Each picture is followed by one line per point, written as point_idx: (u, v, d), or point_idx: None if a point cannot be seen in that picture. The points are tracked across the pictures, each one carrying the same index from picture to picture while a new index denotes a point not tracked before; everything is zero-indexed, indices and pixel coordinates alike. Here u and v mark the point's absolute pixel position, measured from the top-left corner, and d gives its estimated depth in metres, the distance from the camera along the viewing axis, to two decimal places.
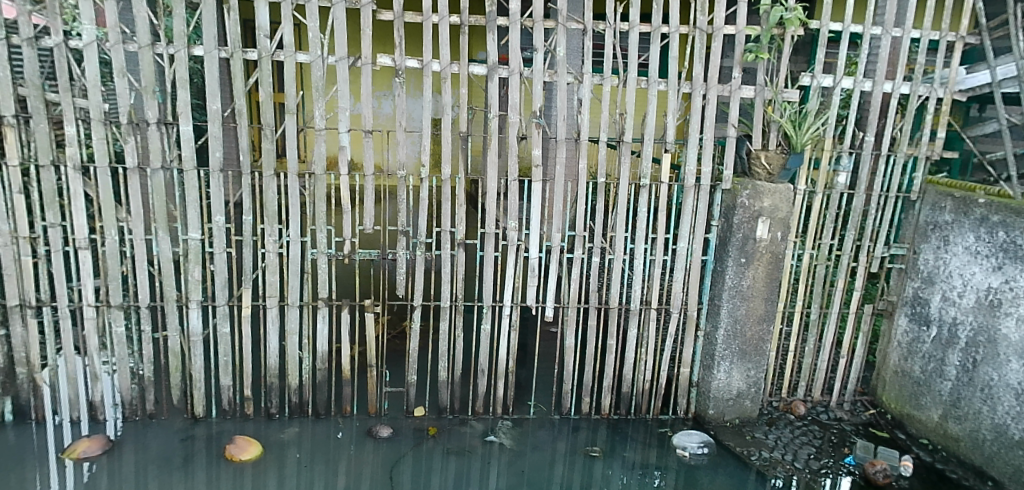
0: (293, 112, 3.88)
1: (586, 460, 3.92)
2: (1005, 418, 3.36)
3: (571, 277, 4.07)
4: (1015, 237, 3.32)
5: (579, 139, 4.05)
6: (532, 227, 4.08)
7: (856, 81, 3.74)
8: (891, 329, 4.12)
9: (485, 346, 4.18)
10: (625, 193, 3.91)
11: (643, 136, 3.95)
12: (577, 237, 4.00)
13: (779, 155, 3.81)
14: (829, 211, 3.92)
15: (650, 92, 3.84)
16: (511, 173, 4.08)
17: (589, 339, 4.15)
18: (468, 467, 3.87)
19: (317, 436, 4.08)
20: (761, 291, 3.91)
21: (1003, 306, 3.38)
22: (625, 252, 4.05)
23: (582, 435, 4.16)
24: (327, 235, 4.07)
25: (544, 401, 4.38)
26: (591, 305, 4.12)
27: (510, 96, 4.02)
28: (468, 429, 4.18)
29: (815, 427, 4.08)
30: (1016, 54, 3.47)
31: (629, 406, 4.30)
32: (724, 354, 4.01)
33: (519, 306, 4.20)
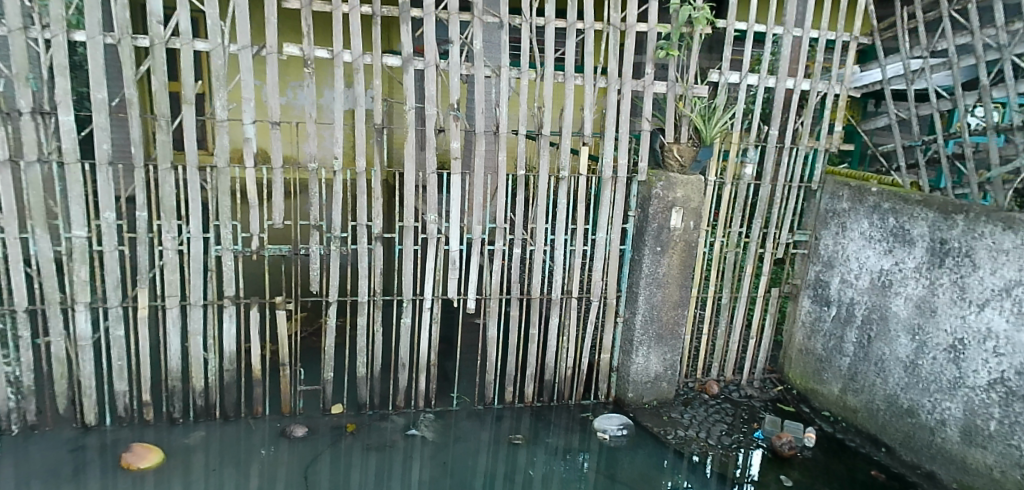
0: (191, 102, 3.63)
1: (510, 448, 3.93)
2: (896, 388, 3.64)
3: (492, 269, 4.05)
4: (903, 222, 3.61)
5: (499, 133, 4.02)
6: (452, 218, 4.01)
7: (760, 77, 3.89)
8: (796, 310, 4.39)
9: (405, 340, 4.09)
10: (544, 187, 3.94)
11: (561, 129, 3.96)
12: (498, 229, 3.98)
13: (690, 148, 3.92)
14: (738, 201, 4.10)
15: (567, 87, 3.87)
16: (429, 166, 3.99)
17: (511, 328, 4.14)
18: (389, 461, 3.78)
19: (225, 439, 3.86)
20: (676, 278, 4.05)
21: (893, 286, 3.67)
22: (546, 243, 4.07)
23: (505, 423, 4.16)
24: (232, 230, 3.84)
25: (467, 392, 4.36)
26: (513, 296, 4.12)
27: (427, 87, 3.94)
28: (388, 424, 4.08)
29: (727, 405, 4.29)
30: (903, 53, 3.75)
31: (552, 393, 4.35)
32: (641, 339, 4.12)
33: (440, 298, 4.13)
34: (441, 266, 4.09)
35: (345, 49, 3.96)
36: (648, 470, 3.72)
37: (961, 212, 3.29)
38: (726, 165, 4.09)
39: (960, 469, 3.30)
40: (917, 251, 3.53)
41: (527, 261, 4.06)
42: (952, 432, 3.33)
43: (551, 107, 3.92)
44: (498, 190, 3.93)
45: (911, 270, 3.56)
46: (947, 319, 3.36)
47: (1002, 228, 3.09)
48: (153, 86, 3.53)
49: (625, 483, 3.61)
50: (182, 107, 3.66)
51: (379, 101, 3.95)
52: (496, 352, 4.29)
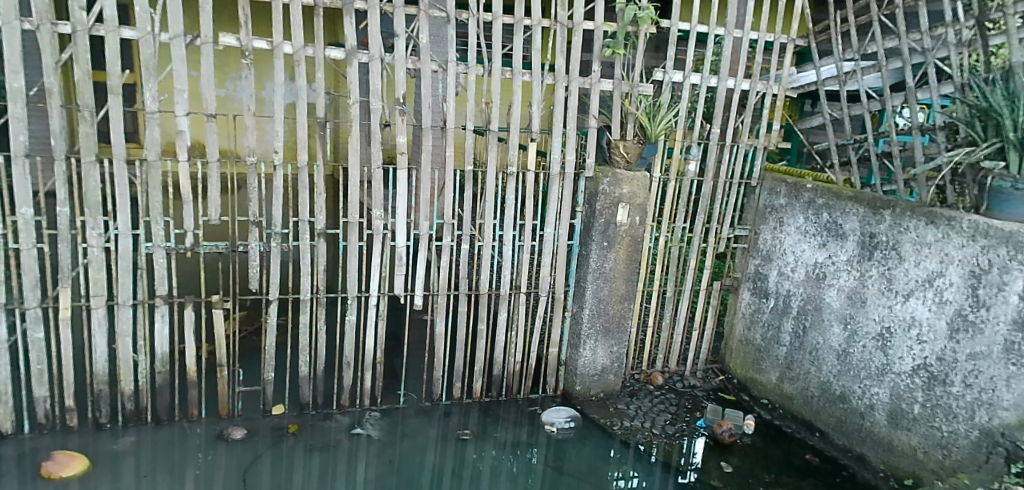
0: (117, 93, 3.46)
1: (457, 444, 3.92)
2: (829, 375, 3.82)
3: (440, 264, 4.02)
4: (835, 217, 3.79)
5: (446, 128, 3.98)
6: (399, 213, 3.97)
7: (702, 77, 4.01)
8: (737, 302, 4.55)
9: (350, 337, 4.02)
10: (492, 182, 3.94)
11: (508, 124, 3.97)
12: (446, 224, 3.96)
13: (636, 144, 4.00)
14: (682, 197, 4.20)
15: (515, 83, 3.88)
16: (374, 160, 3.92)
17: (459, 323, 4.13)
18: (333, 461, 3.71)
19: (158, 444, 3.71)
20: (622, 273, 4.13)
21: (826, 278, 3.85)
22: (494, 238, 4.07)
23: (453, 419, 4.14)
24: (164, 226, 3.68)
25: (414, 389, 4.32)
26: (461, 292, 4.10)
27: (372, 80, 3.87)
28: (333, 423, 4.00)
29: (671, 395, 4.40)
30: (836, 56, 3.91)
31: (500, 388, 4.36)
32: (589, 332, 4.19)
33: (387, 294, 4.08)
34: (387, 262, 4.04)
35: (286, 41, 3.86)
36: (593, 461, 3.78)
37: (888, 207, 3.48)
38: (670, 163, 4.19)
39: (887, 451, 3.50)
40: (848, 244, 3.72)
41: (476, 256, 4.05)
42: (880, 416, 3.52)
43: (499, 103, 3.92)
44: (445, 185, 3.90)
45: (843, 263, 3.75)
46: (876, 308, 3.56)
47: (925, 223, 3.29)
48: (74, 75, 3.35)
49: (571, 474, 3.66)
50: (107, 98, 3.49)
51: (322, 93, 3.86)
52: (444, 347, 4.28)
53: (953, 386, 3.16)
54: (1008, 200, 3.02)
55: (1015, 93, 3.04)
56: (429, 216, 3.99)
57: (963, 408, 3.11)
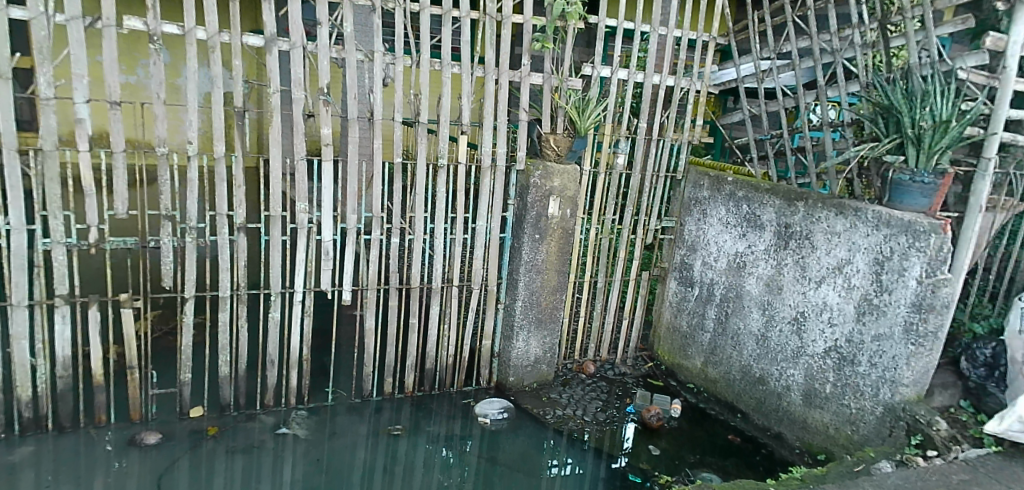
0: (6, 77, 3.17)
1: (389, 440, 3.85)
2: (749, 359, 4.04)
3: (369, 259, 3.90)
4: (754, 208, 4.00)
5: (373, 120, 3.84)
6: (326, 207, 3.81)
7: (629, 72, 4.09)
8: (664, 291, 4.73)
9: (274, 335, 3.88)
10: (423, 174, 3.86)
11: (438, 116, 3.88)
12: (375, 218, 3.85)
13: (565, 138, 4.04)
14: (612, 189, 4.30)
15: (444, 75, 3.81)
16: (297, 152, 3.75)
17: (390, 318, 4.05)
18: (257, 462, 3.58)
19: (61, 453, 3.47)
20: (553, 264, 4.19)
21: (746, 267, 4.06)
22: (426, 232, 4.01)
23: (384, 415, 4.08)
24: (63, 221, 3.42)
25: (343, 386, 4.22)
26: (392, 286, 4.01)
27: (293, 69, 3.69)
28: (256, 424, 3.86)
29: (602, 383, 4.52)
30: (754, 54, 4.10)
31: (433, 382, 4.32)
32: (521, 323, 4.23)
33: (314, 290, 3.95)
34: (314, 256, 3.90)
35: (199, 25, 3.63)
36: (526, 451, 3.82)
37: (801, 199, 3.70)
38: (599, 156, 4.26)
39: (801, 429, 3.74)
40: (766, 234, 3.93)
41: (407, 251, 3.97)
42: (795, 396, 3.76)
43: (428, 95, 3.82)
44: (373, 178, 3.79)
45: (762, 252, 3.96)
46: (791, 294, 3.78)
47: (835, 214, 3.53)
48: None
49: (505, 465, 3.69)
50: None
51: (240, 81, 3.62)
52: (375, 343, 4.20)
53: (860, 366, 3.41)
54: (907, 192, 3.26)
55: (913, 92, 3.29)
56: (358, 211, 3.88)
57: (869, 386, 3.37)
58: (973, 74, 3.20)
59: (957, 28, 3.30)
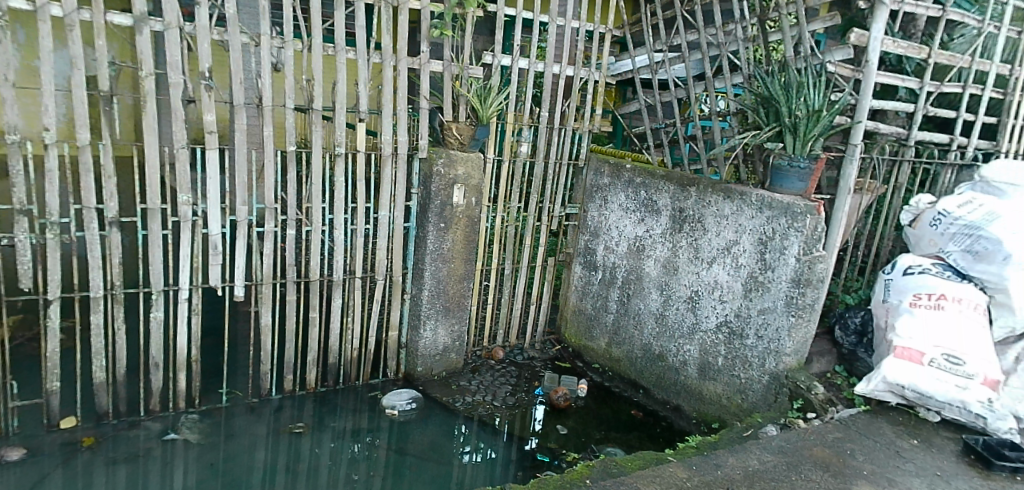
0: None
1: (291, 439, 3.63)
2: (649, 337, 4.26)
3: (263, 254, 3.63)
4: (651, 195, 4.21)
5: (262, 107, 3.46)
6: (212, 197, 3.46)
7: (530, 62, 4.11)
8: (570, 276, 4.88)
9: (158, 337, 3.55)
10: (318, 164, 3.64)
11: (334, 104, 3.61)
12: (268, 210, 3.57)
13: (468, 126, 3.97)
14: (517, 177, 4.33)
15: (339, 61, 3.53)
16: (177, 140, 3.36)
17: (288, 314, 3.82)
18: (142, 473, 3.28)
19: None
20: (459, 253, 4.17)
21: (645, 250, 4.27)
22: (324, 223, 3.78)
23: (285, 414, 3.85)
24: None
25: (238, 387, 3.94)
26: (289, 280, 3.76)
27: (167, 51, 3.24)
28: (140, 431, 3.54)
29: (512, 368, 4.59)
30: (648, 46, 4.35)
31: (336, 377, 4.14)
32: (429, 313, 4.19)
33: (201, 288, 3.61)
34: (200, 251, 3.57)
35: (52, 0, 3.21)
36: (436, 439, 3.75)
37: (694, 185, 3.94)
38: (503, 144, 4.27)
39: (697, 400, 3.99)
40: (662, 219, 4.15)
41: (304, 244, 3.74)
42: (691, 369, 4.01)
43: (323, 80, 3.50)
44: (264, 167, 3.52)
45: (659, 236, 4.18)
46: (686, 275, 4.02)
47: (723, 198, 3.77)
48: None
49: (414, 454, 3.59)
50: None
51: (105, 63, 3.22)
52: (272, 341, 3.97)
53: (748, 338, 3.68)
54: (786, 176, 3.57)
55: (789, 82, 3.54)
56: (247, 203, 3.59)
57: (756, 357, 3.65)
58: (840, 68, 3.50)
59: (826, 24, 3.56)
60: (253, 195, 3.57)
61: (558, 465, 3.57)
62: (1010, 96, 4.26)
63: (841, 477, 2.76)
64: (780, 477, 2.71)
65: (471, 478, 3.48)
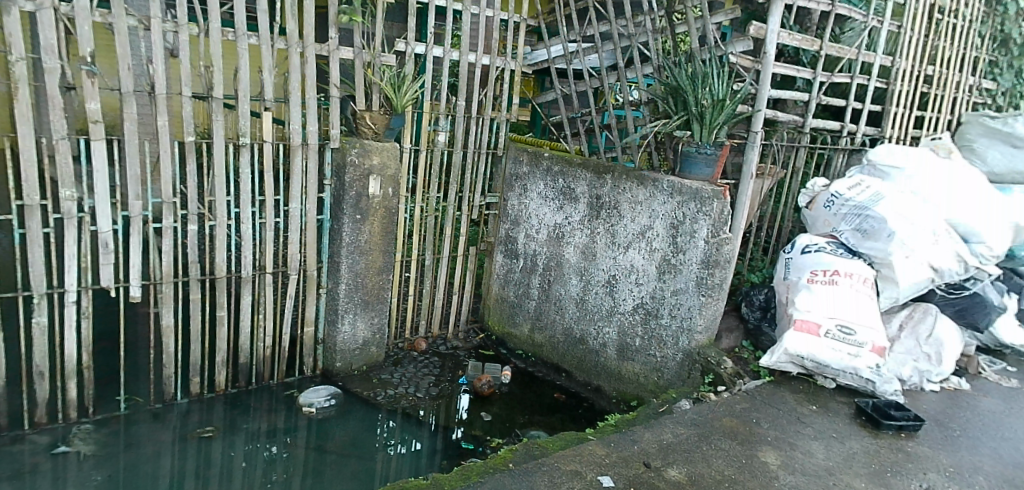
0: None
1: (200, 444, 3.46)
2: (571, 322, 4.36)
3: (162, 251, 3.43)
4: (569, 183, 4.28)
5: (154, 95, 3.26)
6: (100, 192, 3.23)
7: (444, 50, 4.09)
8: (491, 264, 4.91)
9: (43, 343, 3.29)
10: (221, 155, 3.48)
11: (236, 92, 3.47)
12: (166, 204, 3.37)
13: (382, 115, 3.90)
14: (434, 166, 4.30)
15: (240, 47, 3.37)
16: (57, 130, 3.11)
17: (192, 313, 3.63)
18: (30, 487, 3.01)
19: None
20: (377, 244, 4.11)
21: (565, 237, 4.35)
22: (229, 217, 3.62)
23: (193, 418, 3.67)
24: None
25: (138, 392, 3.70)
26: (193, 278, 3.57)
27: (41, 33, 2.98)
28: (25, 446, 3.24)
29: (434, 358, 4.57)
30: (562, 36, 4.42)
31: (249, 377, 3.99)
32: (347, 307, 4.10)
33: (92, 288, 3.38)
34: (89, 250, 3.33)
35: None
36: (357, 435, 3.68)
37: (609, 172, 4.03)
38: (419, 133, 4.22)
39: (617, 380, 4.11)
40: (580, 206, 4.23)
41: (208, 239, 3.57)
42: (611, 351, 4.13)
43: (222, 67, 3.34)
44: (160, 159, 3.33)
45: (577, 222, 4.26)
46: (604, 260, 4.12)
47: (637, 184, 3.88)
48: None
49: (335, 451, 3.52)
50: None
51: None
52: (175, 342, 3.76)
53: (662, 318, 3.82)
54: (694, 162, 3.71)
55: (695, 73, 3.67)
56: (141, 197, 3.38)
57: (670, 336, 3.79)
58: (741, 58, 3.67)
59: (727, 17, 3.72)
60: (148, 189, 3.37)
61: (482, 452, 3.59)
62: (892, 85, 4.59)
63: (747, 445, 2.91)
64: (691, 449, 2.83)
65: (395, 470, 3.45)
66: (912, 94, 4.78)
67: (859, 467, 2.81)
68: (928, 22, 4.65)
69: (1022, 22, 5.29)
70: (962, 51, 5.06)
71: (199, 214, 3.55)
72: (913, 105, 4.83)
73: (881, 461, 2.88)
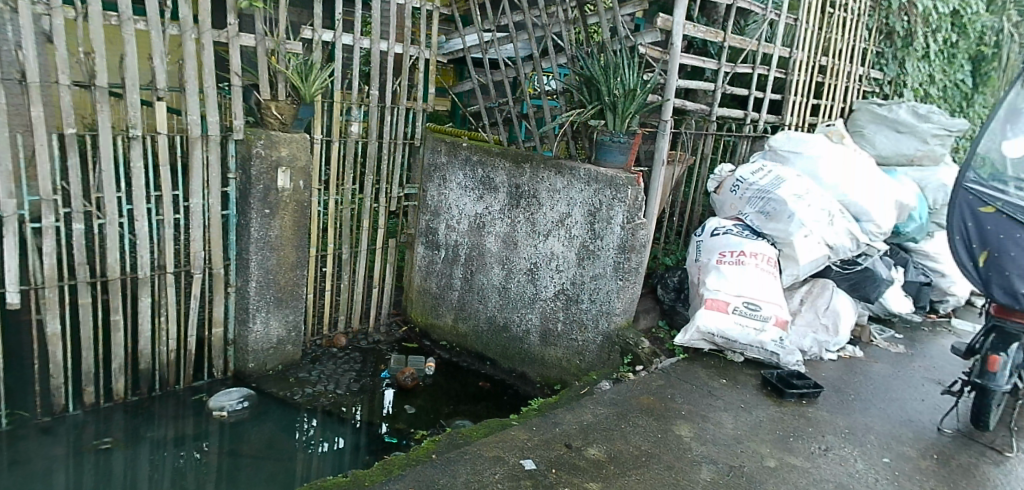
0: None
1: (97, 456, 3.25)
2: (494, 310, 4.36)
3: (45, 252, 3.19)
4: (488, 172, 4.27)
5: (27, 83, 3.00)
6: None
7: (354, 38, 3.98)
8: (413, 256, 4.85)
9: None
10: (108, 149, 3.25)
11: (123, 80, 3.25)
12: (45, 202, 3.12)
13: (289, 105, 3.78)
14: (348, 157, 4.19)
15: (125, 32, 3.15)
16: None
17: (84, 318, 3.40)
18: None
19: None
20: (289, 239, 3.97)
21: (486, 226, 4.35)
22: (122, 214, 3.40)
23: (89, 430, 3.43)
24: None
25: (23, 406, 3.43)
26: (82, 280, 3.33)
27: None
28: None
29: (355, 354, 4.48)
30: (477, 25, 4.39)
31: (151, 383, 3.76)
32: (258, 305, 3.94)
33: None
34: None
35: None
36: (273, 436, 3.55)
37: (527, 161, 4.05)
38: (331, 124, 4.10)
39: (540, 365, 4.16)
40: (500, 196, 4.24)
41: (97, 238, 3.34)
42: (534, 337, 4.17)
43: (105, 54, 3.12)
44: (36, 154, 3.07)
45: (498, 212, 4.27)
46: (525, 249, 4.15)
47: (554, 173, 3.92)
48: None
49: (249, 454, 3.38)
50: None
51: None
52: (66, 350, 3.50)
53: (583, 303, 3.89)
54: (609, 150, 3.80)
55: (607, 64, 3.74)
56: (16, 194, 3.12)
57: (590, 320, 3.87)
58: (650, 50, 3.77)
59: (635, 9, 3.79)
60: (24, 186, 3.11)
61: (406, 445, 3.55)
62: (790, 75, 4.84)
63: (663, 420, 3.01)
64: (609, 427, 2.90)
65: (316, 469, 3.35)
66: (808, 83, 5.06)
67: (764, 434, 2.96)
68: (821, 15, 4.92)
69: (904, 16, 5.69)
70: (853, 43, 5.40)
71: (84, 211, 3.31)
72: (809, 94, 5.12)
73: (784, 427, 3.05)
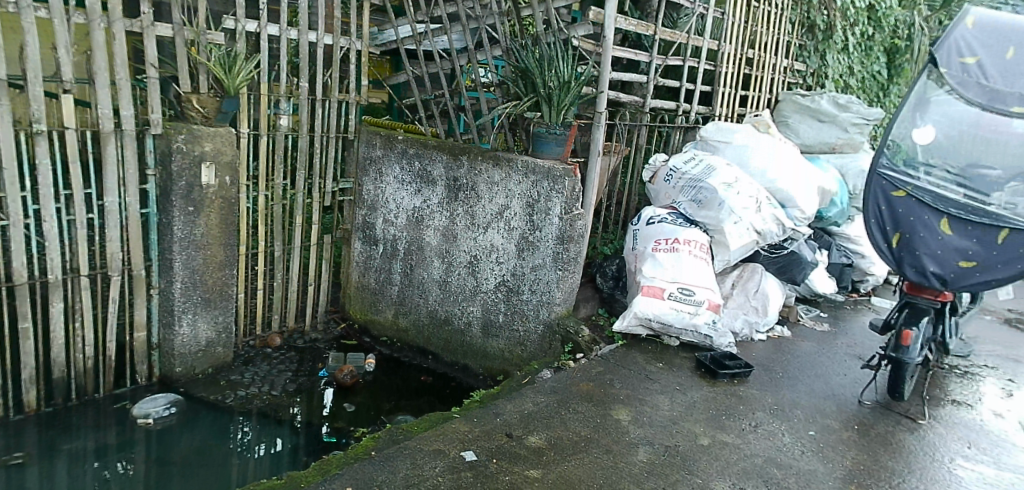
0: None
1: (8, 470, 3.04)
2: (435, 304, 4.33)
3: None
4: (425, 165, 4.23)
5: None
6: None
7: (280, 29, 3.85)
8: (350, 252, 4.76)
9: None
10: (9, 145, 3.05)
11: (24, 71, 3.04)
12: None
13: (212, 98, 3.62)
14: (277, 151, 4.06)
15: (24, 20, 2.95)
16: None
17: None
18: None
19: None
20: (216, 238, 3.83)
21: (424, 220, 4.30)
22: (27, 215, 3.19)
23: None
24: None
25: None
26: None
27: None
28: None
29: (291, 353, 4.36)
30: (409, 16, 4.32)
31: (67, 393, 3.57)
32: (184, 307, 3.78)
33: None
34: None
35: None
36: (203, 442, 3.42)
37: (464, 153, 4.03)
38: (258, 118, 3.97)
39: (482, 357, 4.16)
40: (437, 189, 4.20)
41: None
42: (475, 329, 4.16)
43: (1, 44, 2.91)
44: None
45: (436, 205, 4.23)
46: (464, 242, 4.13)
47: (491, 165, 3.92)
48: None
49: (179, 462, 3.25)
50: None
51: None
52: None
53: (523, 294, 3.91)
54: (546, 142, 3.79)
55: (542, 56, 3.76)
56: None
57: (531, 310, 3.89)
58: (583, 42, 3.83)
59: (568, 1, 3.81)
60: None
61: (345, 444, 3.48)
62: (718, 67, 4.97)
63: (602, 405, 3.06)
64: (549, 415, 2.92)
65: (252, 474, 3.25)
66: (736, 75, 5.21)
67: (697, 414, 3.05)
68: (748, 8, 5.07)
69: (824, 10, 5.94)
70: (777, 35, 5.59)
71: None
72: (737, 85, 5.28)
73: (717, 406, 3.15)
